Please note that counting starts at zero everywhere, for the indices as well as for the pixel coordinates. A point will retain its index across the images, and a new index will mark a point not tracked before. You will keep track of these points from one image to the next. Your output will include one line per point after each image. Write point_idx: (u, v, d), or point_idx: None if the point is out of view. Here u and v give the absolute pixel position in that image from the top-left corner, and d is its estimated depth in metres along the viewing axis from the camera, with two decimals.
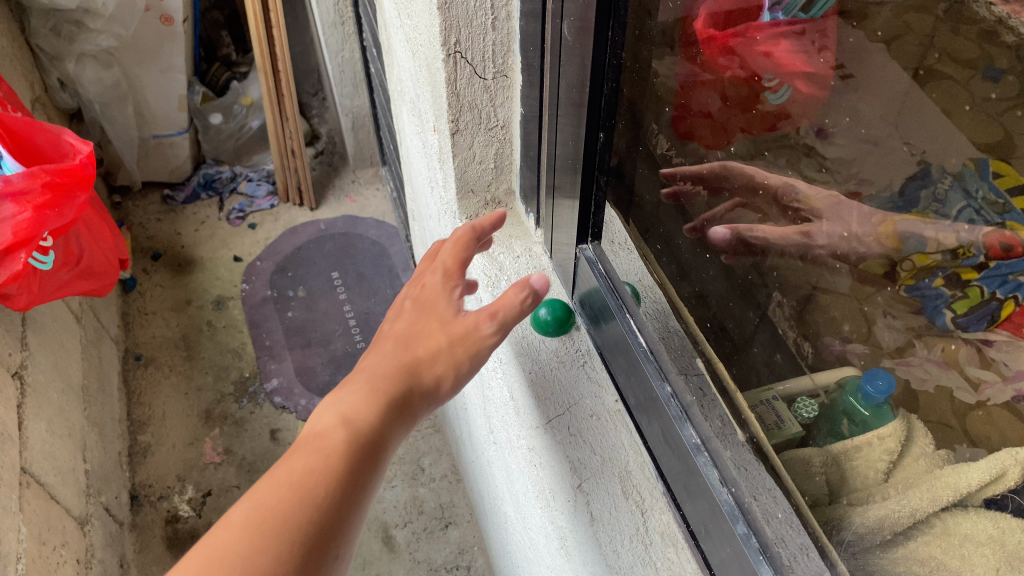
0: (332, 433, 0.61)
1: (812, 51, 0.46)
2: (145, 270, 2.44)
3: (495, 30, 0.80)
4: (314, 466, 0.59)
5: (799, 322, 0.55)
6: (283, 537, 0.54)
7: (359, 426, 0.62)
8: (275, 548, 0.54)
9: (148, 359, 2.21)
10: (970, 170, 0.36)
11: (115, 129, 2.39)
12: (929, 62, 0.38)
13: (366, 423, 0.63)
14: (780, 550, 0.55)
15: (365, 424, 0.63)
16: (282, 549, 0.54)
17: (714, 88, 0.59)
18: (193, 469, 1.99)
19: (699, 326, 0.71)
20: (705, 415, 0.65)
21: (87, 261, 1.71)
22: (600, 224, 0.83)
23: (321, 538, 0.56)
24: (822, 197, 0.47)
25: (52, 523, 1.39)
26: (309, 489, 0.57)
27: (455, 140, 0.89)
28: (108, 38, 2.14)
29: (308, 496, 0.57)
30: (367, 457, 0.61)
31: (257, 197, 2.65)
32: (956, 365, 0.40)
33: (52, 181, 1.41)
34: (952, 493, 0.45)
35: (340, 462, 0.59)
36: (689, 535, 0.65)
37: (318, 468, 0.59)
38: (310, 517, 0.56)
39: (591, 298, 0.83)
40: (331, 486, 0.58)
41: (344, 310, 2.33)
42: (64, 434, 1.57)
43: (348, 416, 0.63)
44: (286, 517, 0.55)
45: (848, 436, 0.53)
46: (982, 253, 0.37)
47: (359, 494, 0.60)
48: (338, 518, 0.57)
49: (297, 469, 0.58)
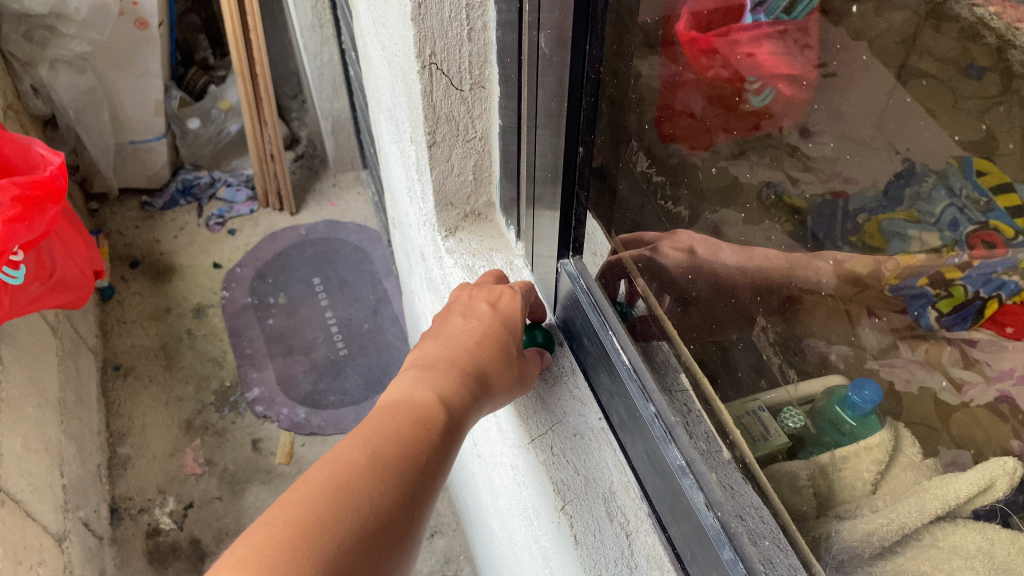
0: (429, 409, 0.68)
1: (795, 50, 0.45)
2: (124, 278, 2.41)
3: (471, 41, 0.79)
4: (415, 432, 0.65)
5: (783, 348, 0.54)
6: (398, 484, 0.60)
7: (449, 410, 0.69)
8: (393, 493, 0.59)
9: (127, 369, 2.19)
10: (954, 168, 0.35)
11: (91, 135, 2.36)
12: (912, 60, 0.36)
13: (454, 407, 0.70)
14: (765, 570, 0.55)
15: (454, 407, 0.70)
16: (398, 495, 0.59)
17: (698, 88, 0.58)
18: (174, 480, 1.97)
19: (679, 336, 0.70)
20: (690, 434, 0.66)
21: (60, 273, 1.69)
22: (581, 237, 0.83)
23: (423, 495, 0.62)
24: (809, 198, 0.46)
25: (28, 541, 1.37)
26: (416, 451, 0.63)
27: (432, 152, 0.88)
28: (81, 43, 2.11)
29: (415, 456, 0.63)
30: (451, 441, 0.68)
31: (236, 203, 2.63)
32: (939, 367, 0.39)
33: (21, 194, 1.39)
34: (941, 505, 0.44)
35: (438, 437, 0.66)
36: (675, 559, 0.65)
37: (420, 435, 0.65)
38: (415, 474, 0.62)
39: (571, 312, 0.83)
40: (431, 454, 0.65)
41: (326, 316, 2.31)
42: (39, 449, 1.55)
43: (438, 397, 0.70)
44: (400, 470, 0.61)
45: (833, 449, 0.53)
46: (964, 251, 0.35)
47: (445, 467, 0.66)
48: (433, 483, 0.64)
49: (401, 432, 0.64)
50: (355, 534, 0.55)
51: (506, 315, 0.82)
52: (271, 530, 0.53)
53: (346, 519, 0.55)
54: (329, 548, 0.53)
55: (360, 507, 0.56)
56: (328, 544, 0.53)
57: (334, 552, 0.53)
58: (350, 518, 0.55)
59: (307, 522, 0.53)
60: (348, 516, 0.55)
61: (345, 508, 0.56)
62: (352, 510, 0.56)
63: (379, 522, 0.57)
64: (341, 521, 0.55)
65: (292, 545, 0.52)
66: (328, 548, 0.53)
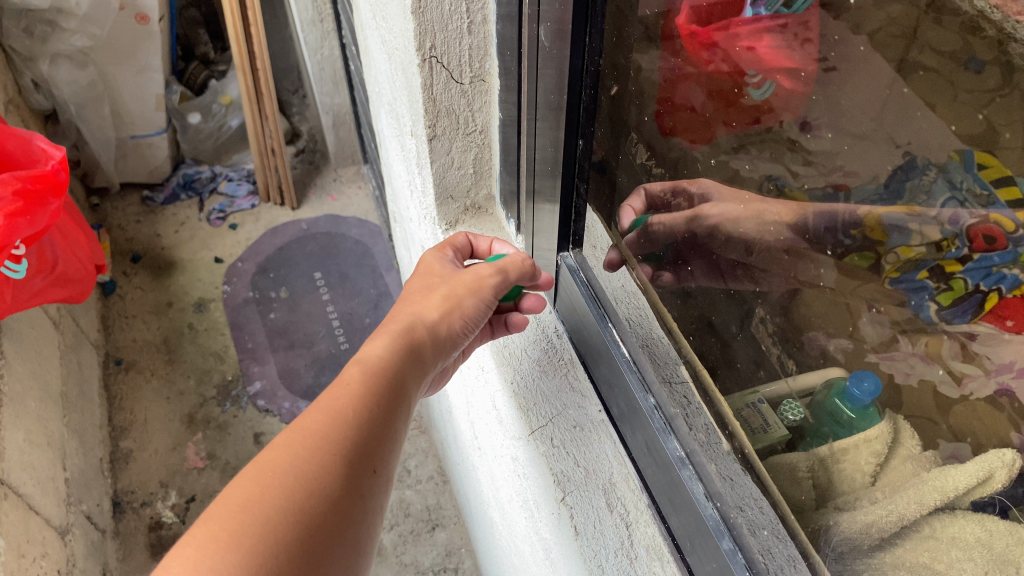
0: (359, 371, 0.68)
1: (795, 44, 0.45)
2: (125, 273, 2.42)
3: (471, 34, 0.79)
4: (345, 398, 0.65)
5: (782, 338, 0.55)
6: (326, 452, 0.60)
7: (380, 366, 0.69)
8: (321, 462, 0.59)
9: (129, 363, 2.19)
10: (955, 161, 0.35)
11: (92, 130, 2.36)
12: (914, 54, 0.36)
13: (386, 361, 0.69)
14: (766, 562, 0.57)
15: (387, 362, 0.69)
16: (327, 463, 0.60)
17: (698, 82, 0.58)
18: (176, 474, 1.97)
19: (678, 327, 0.71)
20: (690, 425, 0.67)
21: (62, 267, 1.69)
22: (581, 230, 0.84)
23: (360, 460, 0.62)
24: (809, 191, 0.47)
25: (31, 534, 1.37)
26: (347, 416, 0.63)
27: (433, 145, 0.88)
28: (82, 38, 2.11)
29: (346, 421, 0.63)
30: (391, 394, 0.68)
31: (237, 197, 2.63)
32: (939, 360, 0.40)
33: (23, 188, 1.39)
34: (940, 496, 0.44)
35: (372, 395, 0.66)
36: (674, 549, 0.66)
37: (351, 398, 0.65)
38: (347, 438, 0.62)
39: (571, 305, 0.84)
40: (365, 414, 0.64)
41: (327, 311, 2.31)
42: (42, 442, 1.55)
43: (367, 358, 0.70)
44: (328, 438, 0.61)
45: (832, 442, 0.53)
46: (965, 245, 0.35)
47: (388, 428, 0.66)
48: (373, 445, 0.64)
49: (332, 400, 0.64)
50: (281, 510, 0.55)
51: (443, 266, 0.83)
52: (198, 529, 0.54)
53: (270, 497, 0.56)
54: (254, 528, 0.53)
55: (284, 484, 0.57)
56: (254, 524, 0.54)
57: (266, 529, 0.54)
58: (274, 496, 0.56)
59: (229, 510, 0.54)
60: (272, 494, 0.56)
61: (269, 488, 0.56)
62: (275, 487, 0.56)
63: (308, 493, 0.57)
64: (265, 501, 0.55)
65: (222, 533, 0.53)
66: (254, 529, 0.53)
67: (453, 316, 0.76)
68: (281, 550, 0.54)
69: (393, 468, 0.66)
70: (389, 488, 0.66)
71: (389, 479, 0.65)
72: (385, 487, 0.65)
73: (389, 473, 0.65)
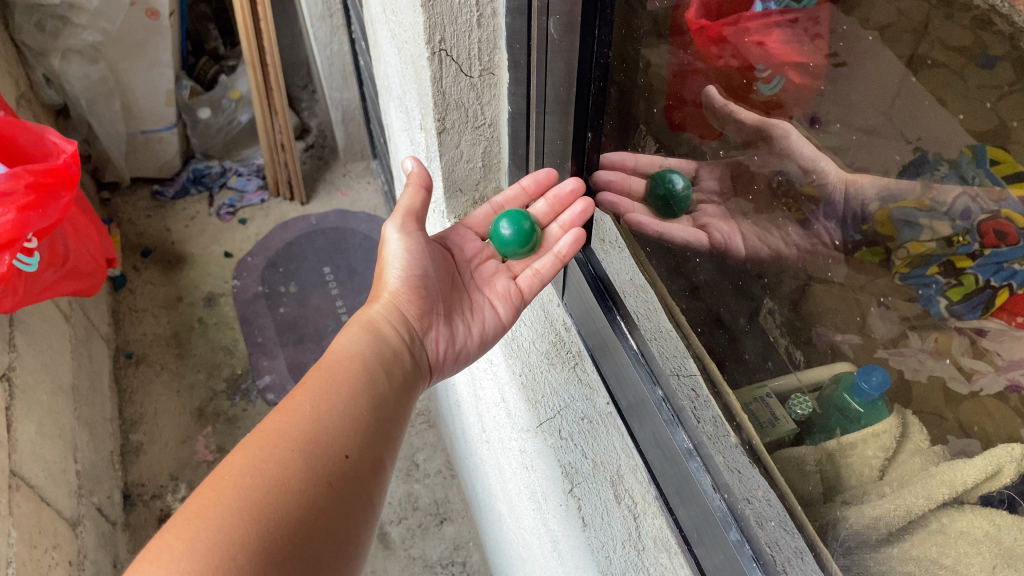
0: (315, 371, 0.71)
1: (806, 38, 0.45)
2: (135, 267, 2.43)
3: (480, 27, 0.79)
4: (301, 397, 0.68)
5: (790, 331, 0.55)
6: (282, 448, 0.63)
7: (333, 361, 0.74)
8: (277, 457, 0.62)
9: (139, 357, 2.20)
10: (966, 156, 0.35)
11: (103, 125, 2.37)
12: (924, 49, 0.36)
13: (340, 358, 0.74)
14: (773, 554, 0.55)
15: (341, 359, 0.74)
16: (283, 457, 0.62)
17: (707, 77, 0.58)
18: (186, 467, 1.98)
19: (687, 322, 0.72)
20: (698, 417, 0.66)
21: (74, 261, 1.70)
22: (590, 224, 0.85)
23: (321, 450, 0.64)
24: (818, 186, 0.47)
25: (43, 525, 1.38)
26: (303, 414, 0.66)
27: (442, 138, 0.88)
28: (93, 33, 2.12)
29: (302, 418, 0.66)
30: (350, 384, 0.71)
31: (247, 192, 2.64)
32: (950, 356, 0.39)
33: (35, 181, 1.40)
34: (948, 489, 0.44)
35: (328, 391, 0.69)
36: (681, 540, 0.65)
37: (307, 396, 0.68)
38: (304, 433, 0.65)
39: (579, 297, 0.83)
40: (321, 407, 0.67)
41: (336, 305, 2.32)
42: (54, 434, 1.56)
43: (328, 359, 0.74)
44: (283, 436, 0.64)
45: (840, 435, 0.53)
46: (976, 240, 0.35)
47: (356, 402, 0.70)
48: (334, 435, 0.66)
49: (291, 401, 0.68)
50: (239, 505, 0.58)
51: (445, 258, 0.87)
52: (162, 537, 0.57)
53: (226, 496, 0.58)
54: (211, 527, 0.56)
55: (241, 482, 0.59)
56: (211, 523, 0.56)
57: (237, 501, 0.58)
58: (231, 495, 0.58)
59: (188, 516, 0.57)
60: (228, 494, 0.58)
61: (226, 489, 0.59)
62: (232, 487, 0.59)
63: (266, 487, 0.60)
64: (222, 501, 0.58)
65: (199, 514, 0.57)
66: (212, 527, 0.56)
67: (393, 276, 0.82)
68: (243, 543, 0.56)
69: (370, 457, 0.68)
70: (372, 478, 0.67)
71: (369, 470, 0.67)
72: (364, 477, 0.66)
73: (366, 462, 0.67)
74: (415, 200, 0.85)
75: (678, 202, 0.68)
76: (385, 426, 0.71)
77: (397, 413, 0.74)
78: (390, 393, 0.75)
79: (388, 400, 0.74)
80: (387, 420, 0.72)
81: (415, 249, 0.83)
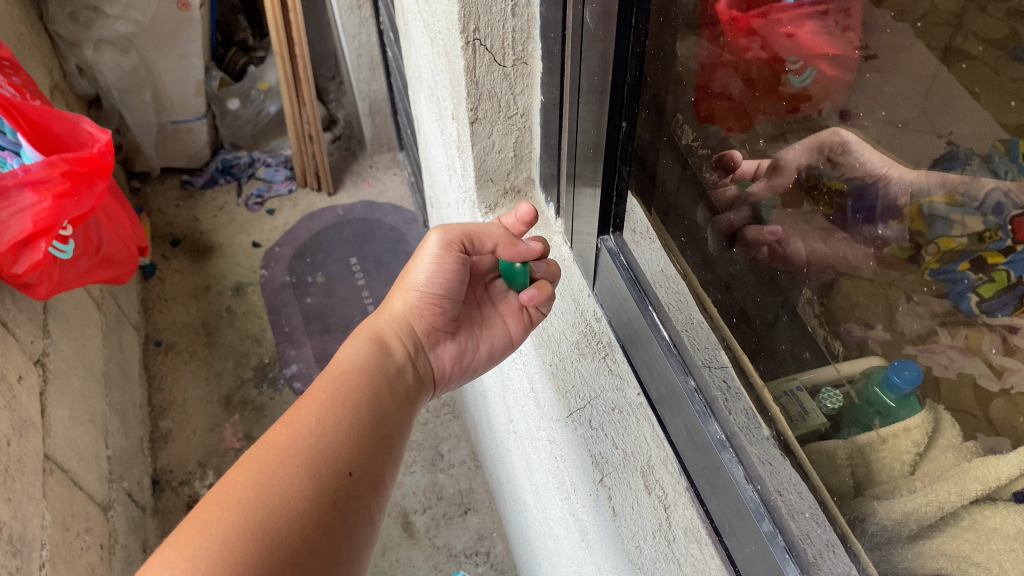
0: (320, 384, 0.75)
1: (836, 32, 0.44)
2: (165, 256, 2.46)
3: (515, 16, 0.79)
4: (306, 411, 0.71)
5: (829, 321, 0.53)
6: (287, 463, 0.65)
7: (337, 374, 0.78)
8: (283, 473, 0.64)
9: (169, 345, 2.23)
10: (999, 151, 0.34)
11: (134, 115, 2.40)
12: (958, 40, 0.35)
13: (344, 369, 0.79)
14: (805, 546, 0.56)
15: (347, 371, 0.79)
16: (290, 473, 0.65)
17: (737, 69, 0.58)
18: (214, 454, 2.01)
19: (718, 312, 0.71)
20: (729, 409, 0.66)
21: (107, 249, 1.72)
22: (621, 214, 0.84)
23: (324, 466, 0.67)
24: (849, 180, 0.46)
25: (75, 508, 1.41)
26: (307, 429, 0.69)
27: (474, 128, 0.89)
28: (125, 24, 2.15)
29: (306, 432, 0.69)
30: (353, 399, 0.75)
31: (275, 182, 2.66)
32: (979, 353, 0.39)
33: (70, 170, 1.41)
34: (980, 486, 0.43)
35: (333, 405, 0.73)
36: (712, 531, 0.65)
37: (312, 410, 0.71)
38: (308, 449, 0.67)
39: (609, 287, 0.83)
40: (327, 421, 0.71)
41: (363, 295, 2.33)
42: (86, 420, 1.59)
43: (331, 372, 0.79)
44: (284, 451, 0.66)
45: (878, 426, 0.51)
46: (1009, 236, 0.35)
47: (356, 421, 0.73)
48: (337, 451, 0.69)
49: (296, 414, 0.71)
50: (244, 522, 0.60)
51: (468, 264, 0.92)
52: (164, 551, 0.58)
53: (232, 511, 0.60)
54: (215, 543, 0.58)
55: (247, 496, 0.62)
56: (214, 538, 0.58)
57: (243, 512, 0.61)
58: (237, 507, 0.61)
59: (192, 530, 0.59)
60: (232, 508, 0.61)
61: (234, 503, 0.61)
62: (239, 502, 0.61)
63: (271, 504, 0.62)
64: (223, 515, 0.60)
65: (206, 522, 0.60)
66: (215, 539, 0.58)
67: (413, 293, 0.88)
68: (249, 557, 0.58)
69: (370, 473, 0.71)
70: (371, 493, 0.70)
71: (369, 484, 0.70)
72: (365, 492, 0.69)
73: (366, 477, 0.70)
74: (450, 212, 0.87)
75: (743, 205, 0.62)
76: (384, 441, 0.75)
77: (398, 428, 0.79)
78: (392, 407, 0.79)
79: (388, 414, 0.78)
80: (385, 436, 0.75)
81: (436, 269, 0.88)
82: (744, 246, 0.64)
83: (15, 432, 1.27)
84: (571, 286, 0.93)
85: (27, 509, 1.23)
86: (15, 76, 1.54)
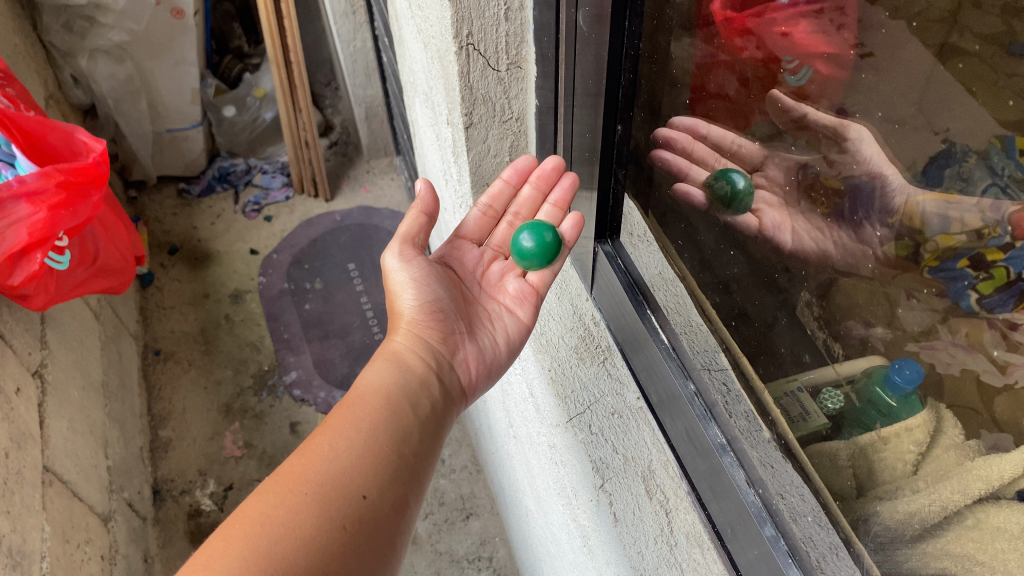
0: (342, 407, 0.72)
1: (831, 30, 0.44)
2: (162, 265, 2.45)
3: (508, 20, 0.80)
4: (321, 438, 0.68)
5: (829, 324, 0.53)
6: (296, 492, 0.62)
7: (361, 395, 0.74)
8: (289, 501, 0.61)
9: (167, 354, 2.22)
10: (996, 147, 0.34)
11: (129, 123, 2.40)
12: (953, 38, 0.35)
13: (364, 393, 0.74)
14: (808, 550, 0.55)
15: (365, 394, 0.74)
16: (298, 501, 0.62)
17: (732, 68, 0.58)
18: (214, 462, 2.00)
19: (717, 313, 0.71)
20: (729, 412, 0.65)
21: (103, 259, 1.72)
22: (618, 217, 0.84)
23: (337, 490, 0.64)
24: (845, 179, 0.46)
25: (76, 519, 1.41)
26: (323, 455, 0.66)
27: (470, 132, 0.88)
28: (120, 32, 2.15)
29: (320, 460, 0.65)
30: (372, 418, 0.71)
31: (272, 189, 2.66)
32: (981, 348, 0.39)
33: (66, 180, 1.41)
34: (983, 485, 0.43)
35: (348, 428, 0.69)
36: (713, 535, 0.63)
37: (326, 436, 0.68)
38: (320, 475, 0.64)
39: (605, 292, 0.82)
40: (339, 446, 0.67)
41: (361, 301, 2.33)
42: (85, 430, 1.59)
43: (353, 396, 0.74)
44: (300, 479, 0.64)
45: (881, 427, 0.50)
46: (1007, 232, 0.35)
47: (373, 443, 0.69)
48: (353, 474, 0.65)
49: (313, 441, 0.68)
50: (246, 557, 0.57)
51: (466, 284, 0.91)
52: None
53: (233, 547, 0.58)
54: None
55: (250, 531, 0.59)
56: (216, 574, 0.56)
57: (246, 550, 0.58)
58: (241, 544, 0.58)
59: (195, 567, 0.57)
60: (237, 543, 0.58)
61: (238, 538, 0.59)
62: (243, 535, 0.59)
63: (275, 535, 0.59)
64: (228, 553, 0.58)
65: (204, 562, 0.57)
66: None
67: (408, 304, 0.84)
68: None
69: (390, 499, 0.67)
70: (392, 519, 0.66)
71: (389, 511, 0.66)
72: (382, 518, 0.65)
73: (387, 504, 0.66)
74: (413, 227, 0.88)
75: (742, 204, 0.62)
76: (409, 463, 0.71)
77: (425, 448, 0.74)
78: (416, 425, 0.74)
79: (412, 432, 0.73)
80: (411, 455, 0.71)
81: (421, 275, 0.85)
82: (742, 246, 0.63)
83: (14, 444, 1.26)
84: (571, 287, 0.92)
85: (27, 522, 1.22)
86: (9, 87, 1.54)
